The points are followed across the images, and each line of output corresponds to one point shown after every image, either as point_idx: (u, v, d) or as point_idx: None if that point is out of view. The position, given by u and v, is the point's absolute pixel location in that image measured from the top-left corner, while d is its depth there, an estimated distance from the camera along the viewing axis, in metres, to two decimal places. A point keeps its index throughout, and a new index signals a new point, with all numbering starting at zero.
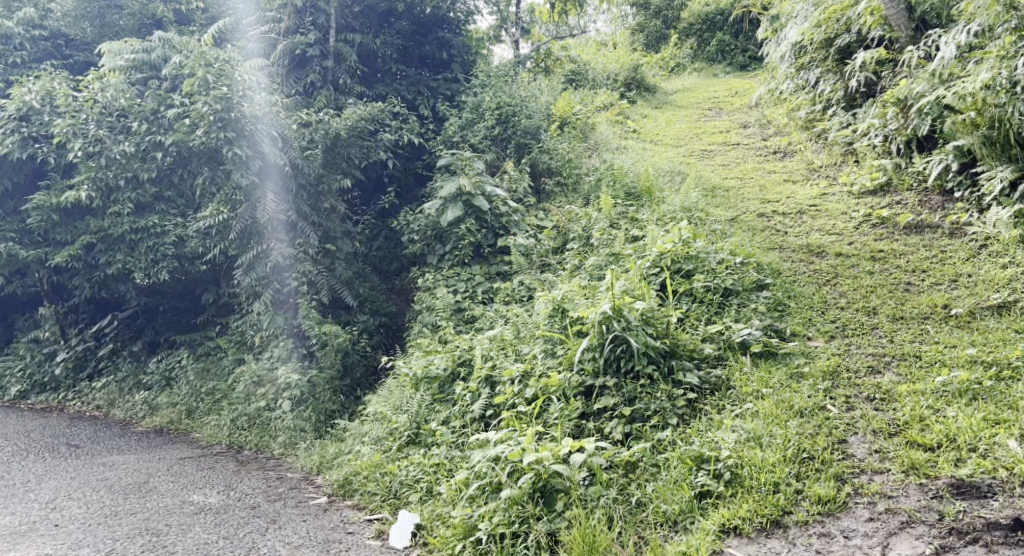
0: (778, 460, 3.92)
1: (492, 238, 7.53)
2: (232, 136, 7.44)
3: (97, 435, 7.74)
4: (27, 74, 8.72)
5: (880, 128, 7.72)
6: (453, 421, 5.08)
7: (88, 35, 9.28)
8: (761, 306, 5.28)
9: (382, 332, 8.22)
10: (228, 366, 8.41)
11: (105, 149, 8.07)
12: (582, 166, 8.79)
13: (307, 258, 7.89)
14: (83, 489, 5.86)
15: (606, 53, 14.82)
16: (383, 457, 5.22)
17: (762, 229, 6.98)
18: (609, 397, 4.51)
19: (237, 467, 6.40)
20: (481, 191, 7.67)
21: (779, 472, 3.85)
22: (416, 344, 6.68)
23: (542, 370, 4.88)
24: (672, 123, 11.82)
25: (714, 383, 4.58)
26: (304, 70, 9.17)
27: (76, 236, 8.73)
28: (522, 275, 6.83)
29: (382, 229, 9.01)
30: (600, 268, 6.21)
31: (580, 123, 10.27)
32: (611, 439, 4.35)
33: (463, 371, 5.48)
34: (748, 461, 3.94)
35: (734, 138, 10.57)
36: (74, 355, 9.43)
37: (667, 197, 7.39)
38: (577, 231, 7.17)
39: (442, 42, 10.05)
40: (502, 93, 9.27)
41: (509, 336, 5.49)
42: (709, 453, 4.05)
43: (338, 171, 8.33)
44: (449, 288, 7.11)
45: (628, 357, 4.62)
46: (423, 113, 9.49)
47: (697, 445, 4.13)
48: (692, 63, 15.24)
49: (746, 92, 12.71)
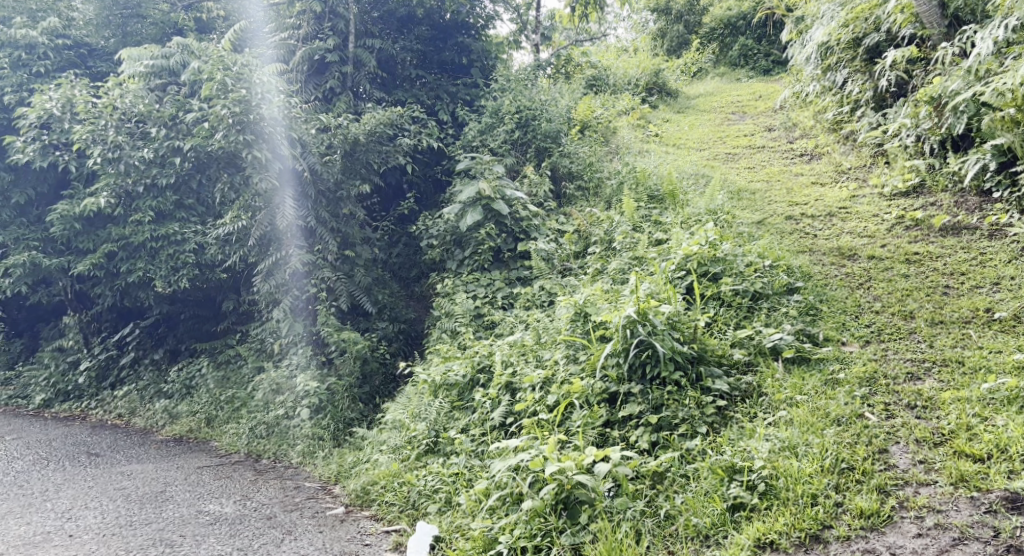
0: (816, 471, 3.73)
1: (512, 243, 7.39)
2: (250, 139, 7.39)
3: (117, 444, 7.70)
4: (50, 84, 8.74)
5: (912, 128, 7.46)
6: (473, 429, 4.93)
7: (110, 44, 9.33)
8: (792, 310, 5.08)
9: (401, 339, 8.11)
10: (247, 374, 8.34)
11: (123, 155, 8.06)
12: (603, 169, 8.63)
13: (326, 265, 7.82)
14: (100, 499, 5.79)
15: (627, 58, 14.66)
16: (401, 466, 5.08)
17: (791, 232, 6.78)
18: (634, 404, 4.33)
19: (256, 476, 6.30)
20: (501, 195, 7.54)
21: (817, 484, 3.65)
22: (435, 351, 6.55)
23: (565, 376, 4.71)
24: (695, 127, 11.62)
25: (745, 390, 4.39)
26: (323, 75, 9.13)
27: (97, 244, 8.73)
28: (543, 280, 6.68)
29: (402, 236, 8.92)
30: (623, 271, 6.04)
31: (601, 126, 10.12)
32: (637, 449, 4.17)
33: (483, 377, 5.33)
34: (784, 472, 3.75)
35: (758, 140, 10.36)
36: (96, 364, 9.44)
37: (692, 199, 7.22)
38: (599, 234, 7.00)
39: (462, 47, 9.96)
40: (522, 97, 9.16)
41: (529, 342, 5.33)
42: (742, 463, 3.86)
43: (357, 176, 8.26)
44: (469, 294, 6.98)
45: (655, 364, 4.42)
46: (443, 118, 9.40)
47: (729, 455, 3.93)
48: (715, 68, 15.04)
49: (770, 96, 12.49)
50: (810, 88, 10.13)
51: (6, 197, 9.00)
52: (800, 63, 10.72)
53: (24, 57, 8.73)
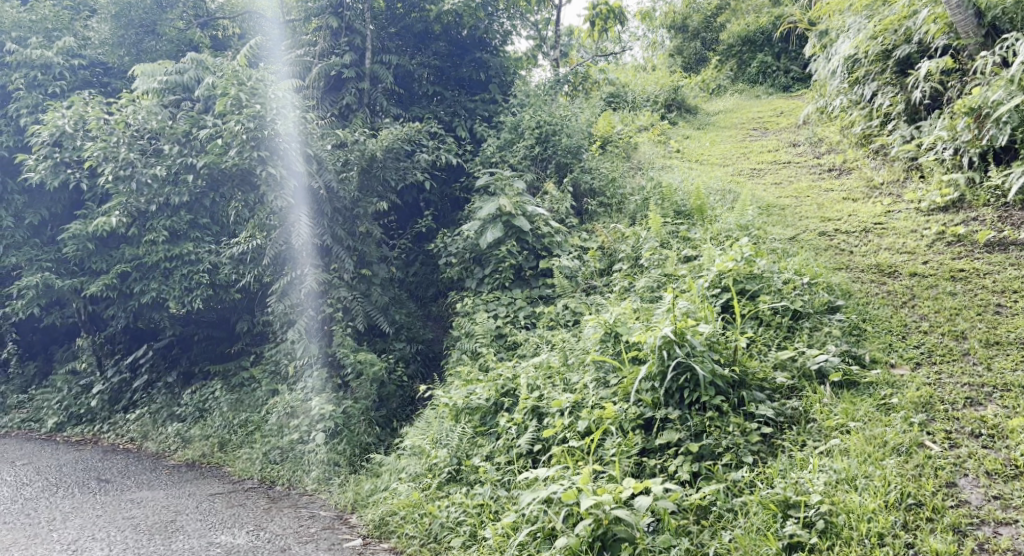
0: (879, 507, 3.44)
1: (534, 261, 7.16)
2: (265, 155, 7.23)
3: (129, 469, 7.48)
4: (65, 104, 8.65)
5: (948, 141, 7.17)
6: (497, 457, 4.66)
7: (125, 62, 9.24)
8: (835, 330, 4.79)
9: (419, 360, 7.87)
10: (261, 397, 8.10)
11: (135, 172, 7.86)
12: (626, 185, 8.40)
13: (342, 285, 7.61)
14: (108, 529, 5.55)
15: (645, 75, 14.47)
16: (422, 496, 4.79)
17: (826, 248, 6.49)
18: (673, 431, 4.05)
19: (269, 505, 6.05)
20: (522, 211, 7.32)
21: (883, 521, 3.36)
22: (455, 373, 6.30)
23: (595, 401, 4.44)
24: (717, 143, 11.39)
25: (791, 416, 4.10)
26: (339, 92, 9.00)
27: (111, 265, 8.58)
28: (567, 299, 6.43)
29: (419, 254, 8.71)
30: (652, 290, 5.78)
31: (622, 142, 9.88)
32: (678, 480, 3.88)
33: (507, 401, 5.06)
34: (844, 507, 3.46)
35: (783, 156, 10.11)
36: (110, 387, 9.26)
37: (721, 215, 6.97)
38: (625, 251, 6.76)
39: (480, 63, 9.81)
40: (542, 112, 8.94)
41: (556, 363, 5.07)
42: (796, 498, 3.56)
43: (374, 193, 8.07)
44: (490, 313, 6.75)
45: (693, 387, 4.14)
46: (461, 135, 9.23)
47: (781, 488, 3.63)
48: (733, 84, 14.84)
49: (792, 112, 12.25)
50: (836, 102, 9.86)
51: (19, 218, 8.91)
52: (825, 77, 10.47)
53: (40, 77, 8.65)
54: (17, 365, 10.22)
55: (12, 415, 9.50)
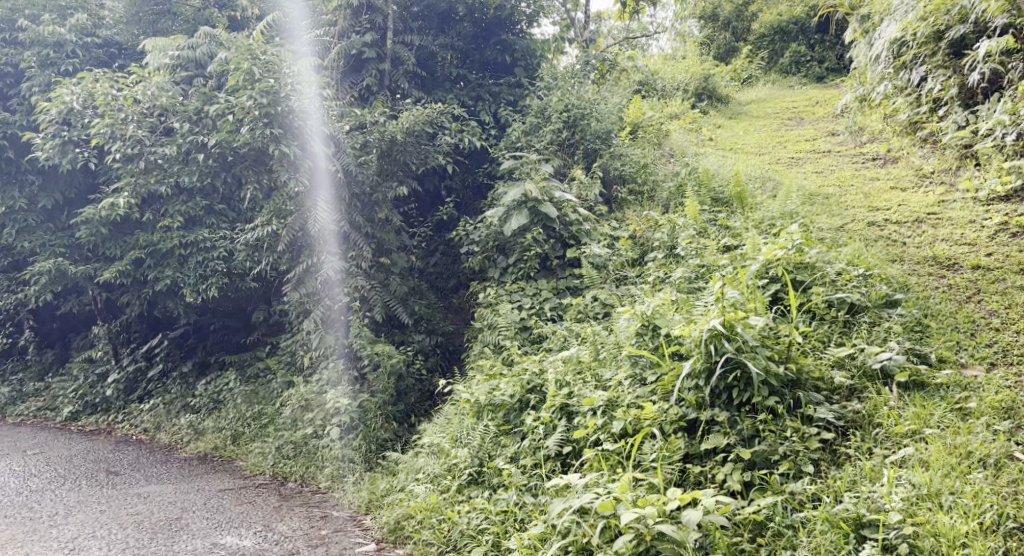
0: (973, 530, 3.03)
1: (561, 249, 6.75)
2: (278, 133, 6.91)
3: (139, 462, 7.21)
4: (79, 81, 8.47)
5: (1010, 126, 6.63)
6: (523, 459, 4.28)
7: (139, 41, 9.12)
8: (896, 326, 4.34)
9: (439, 353, 7.52)
10: (276, 389, 7.77)
11: (143, 151, 7.58)
12: (658, 171, 7.94)
13: (361, 273, 7.26)
14: (110, 526, 5.25)
15: (675, 63, 13.91)
16: (440, 499, 4.41)
17: (877, 239, 6.02)
18: (720, 435, 3.64)
19: (281, 503, 5.72)
20: (549, 197, 6.92)
21: (980, 547, 2.96)
22: (477, 367, 5.95)
23: (632, 400, 4.03)
24: (750, 132, 10.89)
25: (853, 420, 3.68)
26: (360, 73, 8.68)
27: (125, 250, 8.27)
28: (596, 290, 6.03)
29: (440, 243, 8.35)
30: (690, 281, 5.37)
31: (654, 128, 9.33)
32: (728, 490, 3.48)
33: (533, 398, 4.67)
34: (931, 529, 3.05)
35: (822, 145, 9.61)
36: (125, 376, 9.02)
37: (762, 202, 6.52)
38: (660, 239, 6.34)
39: (506, 45, 9.36)
40: (570, 95, 8.51)
41: (586, 358, 4.68)
42: (872, 516, 3.15)
43: (394, 178, 7.71)
44: (513, 304, 6.38)
45: (744, 387, 3.72)
46: (484, 120, 8.84)
47: (851, 503, 3.23)
48: (765, 75, 14.25)
49: (829, 102, 11.70)
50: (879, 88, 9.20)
51: (32, 201, 8.68)
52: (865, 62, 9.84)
53: (52, 56, 8.48)
54: (34, 352, 10.05)
55: (28, 403, 9.32)
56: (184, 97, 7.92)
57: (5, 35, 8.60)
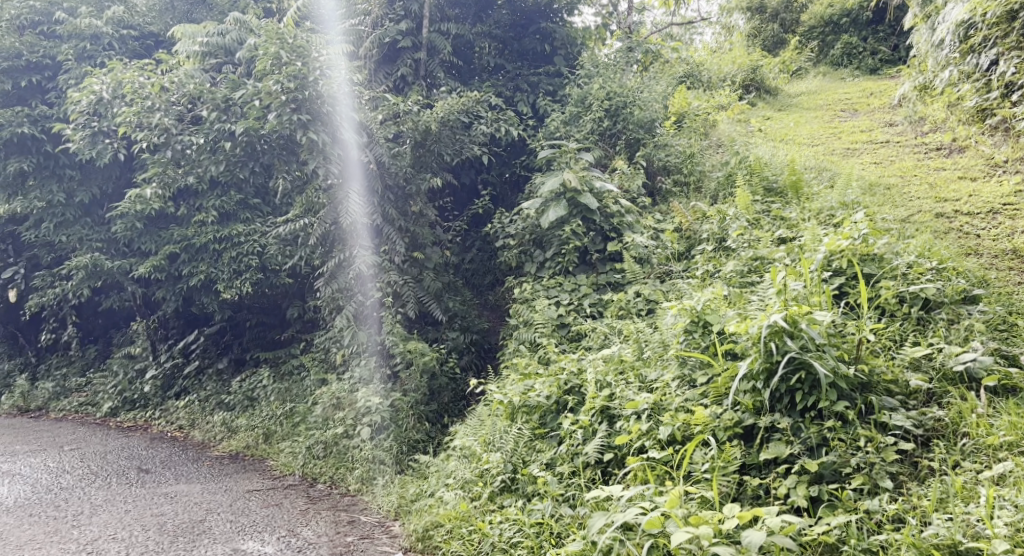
0: None
1: (602, 242, 6.38)
2: (307, 120, 6.68)
3: (171, 459, 7.07)
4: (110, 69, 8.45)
5: None
6: (560, 467, 3.94)
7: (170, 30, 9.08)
8: (980, 324, 3.88)
9: (474, 351, 7.23)
10: (308, 387, 7.55)
11: (171, 139, 7.42)
12: (704, 161, 7.50)
13: (393, 268, 6.98)
14: (132, 527, 5.07)
15: (721, 55, 13.29)
16: (472, 508, 4.09)
17: (947, 231, 5.50)
18: (782, 443, 3.25)
19: (308, 506, 5.47)
20: (589, 187, 6.56)
21: None
22: (512, 365, 5.63)
23: (680, 404, 3.67)
24: (801, 124, 10.33)
25: (933, 429, 3.28)
26: (395, 63, 8.41)
27: (159, 245, 8.15)
28: (639, 285, 5.67)
29: (475, 239, 8.08)
30: (742, 276, 4.97)
31: (701, 118, 8.86)
32: (792, 507, 3.10)
33: (572, 400, 4.32)
34: None
35: (879, 136, 9.04)
36: (162, 372, 8.95)
37: (819, 193, 6.08)
38: (708, 231, 5.94)
39: (545, 34, 9.01)
40: (611, 82, 8.11)
41: (629, 357, 4.33)
42: (969, 544, 2.75)
43: (427, 169, 7.46)
44: (551, 300, 6.05)
45: (810, 390, 3.31)
46: (522, 110, 8.52)
47: (942, 527, 2.83)
48: (815, 67, 13.53)
49: (884, 93, 11.08)
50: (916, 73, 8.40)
51: (70, 195, 8.65)
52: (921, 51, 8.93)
53: (89, 48, 8.48)
54: (78, 348, 10.08)
55: (71, 398, 9.33)
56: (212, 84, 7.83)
57: (44, 28, 8.73)
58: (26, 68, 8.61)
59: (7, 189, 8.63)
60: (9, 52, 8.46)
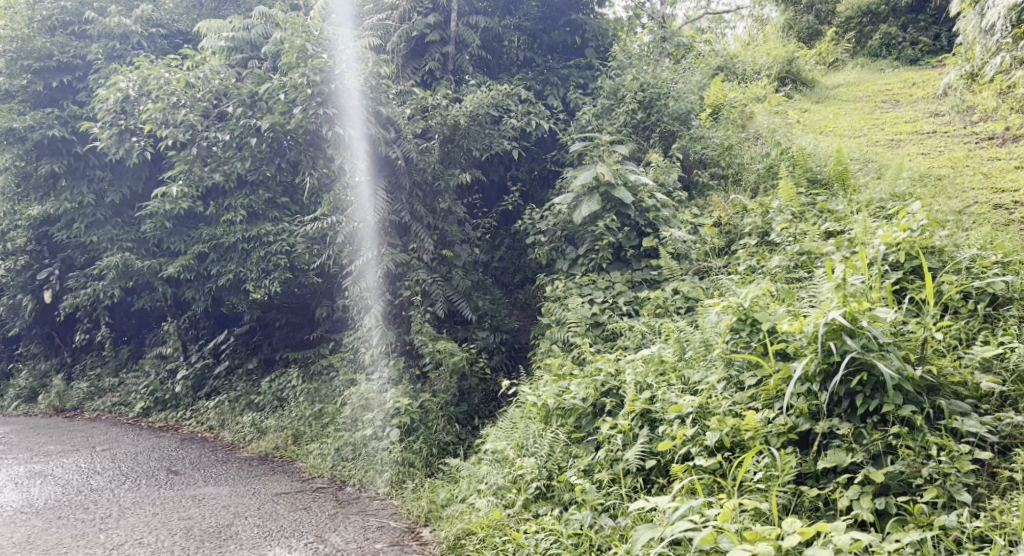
0: None
1: (636, 238, 6.15)
2: (332, 114, 6.55)
3: (201, 461, 6.99)
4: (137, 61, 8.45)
5: None
6: (599, 473, 3.73)
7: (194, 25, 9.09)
8: None
9: (504, 351, 7.04)
10: (337, 387, 7.43)
11: (197, 136, 7.40)
12: (743, 153, 7.21)
13: (422, 266, 6.85)
14: (159, 531, 4.98)
15: (755, 47, 12.86)
16: (505, 516, 3.89)
17: (1008, 223, 5.15)
18: (844, 450, 3.02)
19: (336, 510, 5.32)
20: (623, 180, 6.32)
21: None
22: (544, 366, 5.43)
23: (728, 407, 3.46)
24: (840, 116, 9.95)
25: (1010, 435, 3.01)
26: (422, 58, 8.28)
27: (189, 245, 8.10)
28: (677, 282, 5.42)
29: (505, 237, 7.89)
30: (788, 271, 4.71)
31: (739, 110, 8.51)
32: (857, 521, 2.87)
33: (609, 403, 4.10)
34: None
35: (925, 126, 8.65)
36: (193, 373, 8.91)
37: (867, 184, 5.77)
38: (750, 225, 5.68)
39: (576, 25, 8.78)
40: (645, 74, 7.85)
41: (669, 357, 4.10)
42: None
43: (456, 165, 7.31)
44: (584, 298, 5.83)
45: (873, 393, 3.07)
46: (552, 104, 8.30)
47: None
48: (852, 59, 12.93)
49: (927, 84, 10.64)
50: (955, 73, 7.74)
51: (101, 196, 8.64)
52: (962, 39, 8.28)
53: (119, 48, 8.48)
54: (111, 348, 10.10)
55: (105, 398, 9.34)
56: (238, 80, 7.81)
57: (74, 28, 8.74)
58: (58, 68, 8.66)
59: (40, 190, 8.71)
60: (40, 53, 8.51)
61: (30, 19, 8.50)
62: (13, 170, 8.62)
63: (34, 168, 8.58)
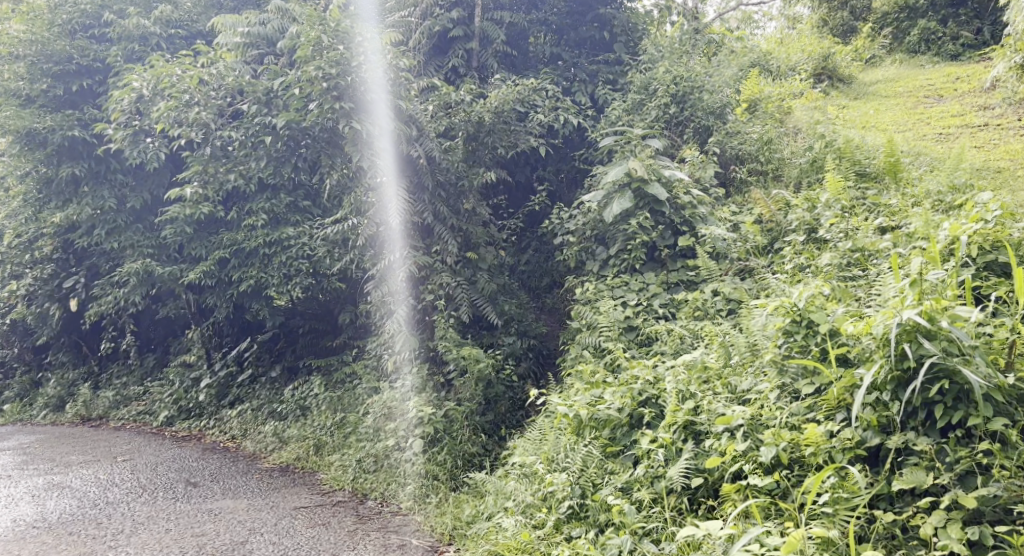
0: None
1: (672, 237, 5.80)
2: (350, 108, 6.31)
3: (220, 472, 6.76)
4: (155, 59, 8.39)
5: None
6: (640, 492, 3.39)
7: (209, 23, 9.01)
8: None
9: (532, 357, 6.70)
10: (360, 395, 7.15)
11: (210, 135, 7.26)
12: (783, 147, 6.80)
13: (446, 269, 6.56)
14: (170, 549, 4.73)
15: (788, 44, 12.39)
16: (535, 538, 3.54)
17: None
18: (925, 470, 2.67)
19: (356, 526, 5.02)
20: (657, 176, 5.96)
21: None
22: (574, 373, 5.10)
23: (784, 420, 3.13)
24: (882, 112, 9.45)
25: None
26: (446, 54, 8.08)
27: (210, 251, 7.88)
28: (717, 282, 5.05)
29: (532, 240, 7.58)
30: (841, 269, 4.33)
31: (776, 104, 8.10)
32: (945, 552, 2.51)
33: (648, 413, 3.76)
34: None
35: (976, 119, 8.14)
36: (217, 381, 8.69)
37: (921, 177, 5.35)
38: (795, 221, 5.30)
39: (604, 20, 8.46)
40: (679, 67, 7.52)
41: (714, 364, 3.77)
42: None
43: (481, 164, 7.10)
44: (617, 301, 5.49)
45: (957, 403, 2.72)
46: (580, 101, 7.95)
47: None
48: (890, 55, 12.32)
49: (974, 77, 10.08)
50: None
51: (122, 202, 8.49)
52: (1011, 28, 7.81)
53: (138, 49, 8.41)
54: (137, 356, 9.96)
55: (130, 407, 9.20)
56: (255, 76, 7.67)
57: (95, 32, 8.69)
58: (78, 72, 8.62)
59: (61, 196, 8.63)
60: (60, 56, 8.47)
61: (51, 23, 8.44)
62: (36, 175, 8.61)
63: (55, 173, 8.54)
